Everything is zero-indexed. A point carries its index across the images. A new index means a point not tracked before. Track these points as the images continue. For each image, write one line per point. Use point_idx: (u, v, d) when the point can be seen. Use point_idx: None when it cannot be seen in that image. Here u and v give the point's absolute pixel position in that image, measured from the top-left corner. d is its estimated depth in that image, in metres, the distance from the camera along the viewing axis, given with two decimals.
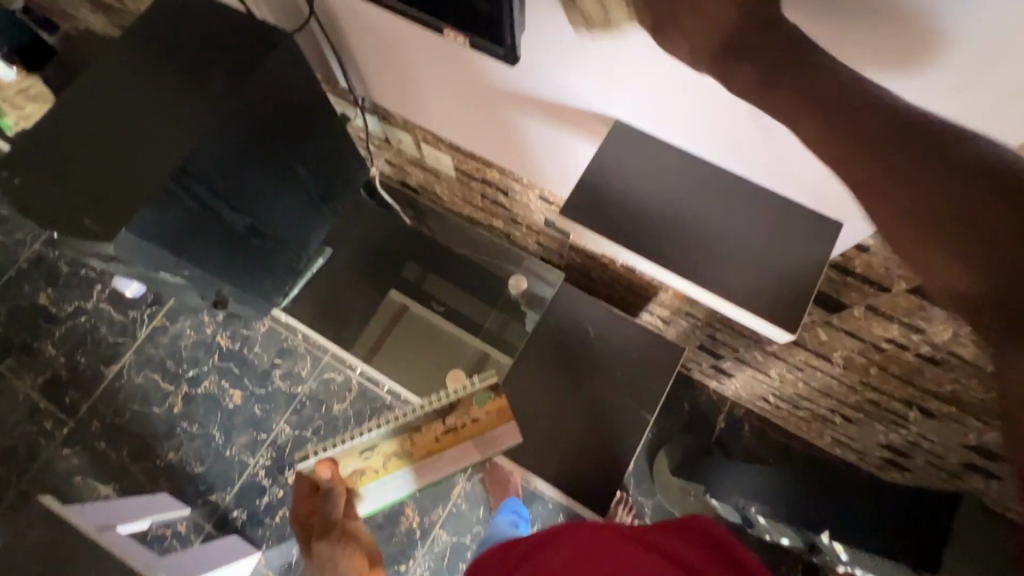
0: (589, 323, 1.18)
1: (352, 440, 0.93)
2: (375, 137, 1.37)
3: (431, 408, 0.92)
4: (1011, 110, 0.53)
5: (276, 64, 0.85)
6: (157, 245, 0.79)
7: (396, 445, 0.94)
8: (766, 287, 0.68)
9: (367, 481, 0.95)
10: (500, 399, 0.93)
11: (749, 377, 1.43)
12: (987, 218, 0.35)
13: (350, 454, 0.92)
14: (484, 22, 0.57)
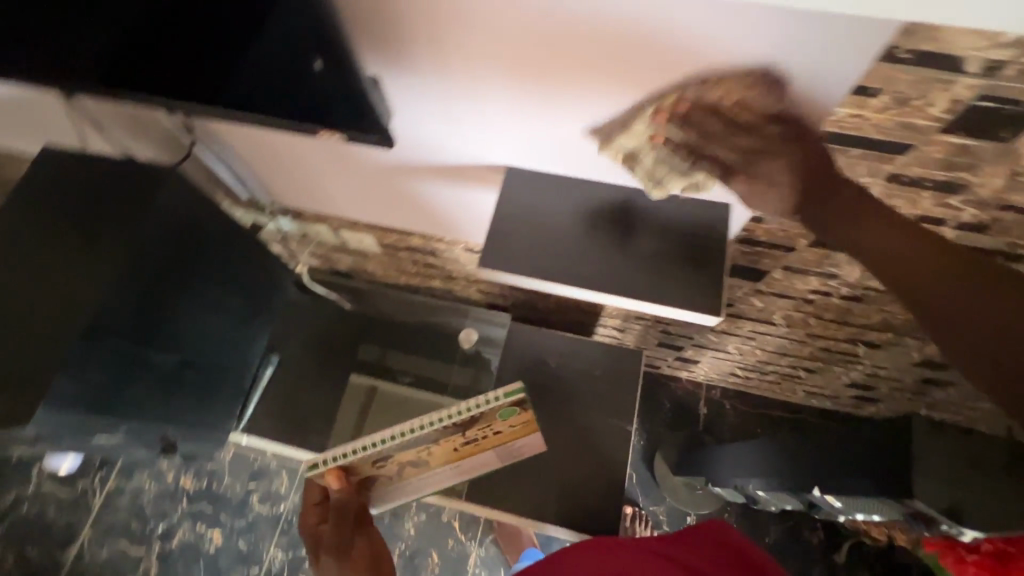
0: (548, 355, 1.20)
1: (368, 450, 0.75)
2: (293, 236, 1.37)
3: (451, 423, 0.74)
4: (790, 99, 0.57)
5: (168, 198, 0.85)
6: (78, 412, 0.76)
7: (412, 456, 0.80)
8: (685, 278, 0.71)
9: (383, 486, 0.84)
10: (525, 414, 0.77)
11: (713, 359, 1.48)
12: (943, 276, 0.53)
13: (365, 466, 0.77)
14: (354, 114, 0.61)
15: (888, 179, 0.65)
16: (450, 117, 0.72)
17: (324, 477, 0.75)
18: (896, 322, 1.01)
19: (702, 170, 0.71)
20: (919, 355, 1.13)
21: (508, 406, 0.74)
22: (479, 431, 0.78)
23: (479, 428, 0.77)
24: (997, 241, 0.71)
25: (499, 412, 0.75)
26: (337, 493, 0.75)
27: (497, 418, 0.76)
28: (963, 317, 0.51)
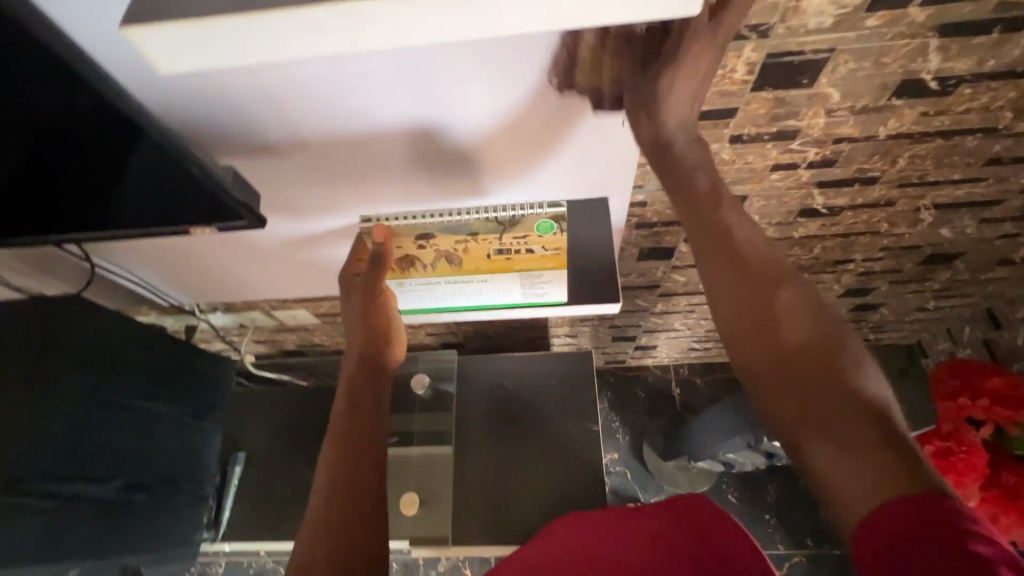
0: (504, 378, 1.21)
1: (428, 223, 0.79)
2: (230, 329, 1.36)
3: (497, 217, 0.74)
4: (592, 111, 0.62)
5: (75, 325, 0.83)
6: (16, 568, 0.72)
7: (456, 243, 0.78)
8: None
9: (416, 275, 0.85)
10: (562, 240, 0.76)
11: (667, 339, 1.52)
12: (764, 295, 0.52)
13: (410, 237, 0.79)
14: (216, 206, 0.63)
15: (732, 140, 0.71)
16: (318, 181, 0.74)
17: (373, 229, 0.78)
18: (806, 263, 1.06)
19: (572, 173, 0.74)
20: (842, 287, 1.19)
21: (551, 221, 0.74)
22: (513, 240, 0.76)
23: (515, 235, 0.76)
24: (849, 170, 0.77)
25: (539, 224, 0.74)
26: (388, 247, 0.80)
27: (529, 237, 0.76)
28: (775, 357, 0.49)
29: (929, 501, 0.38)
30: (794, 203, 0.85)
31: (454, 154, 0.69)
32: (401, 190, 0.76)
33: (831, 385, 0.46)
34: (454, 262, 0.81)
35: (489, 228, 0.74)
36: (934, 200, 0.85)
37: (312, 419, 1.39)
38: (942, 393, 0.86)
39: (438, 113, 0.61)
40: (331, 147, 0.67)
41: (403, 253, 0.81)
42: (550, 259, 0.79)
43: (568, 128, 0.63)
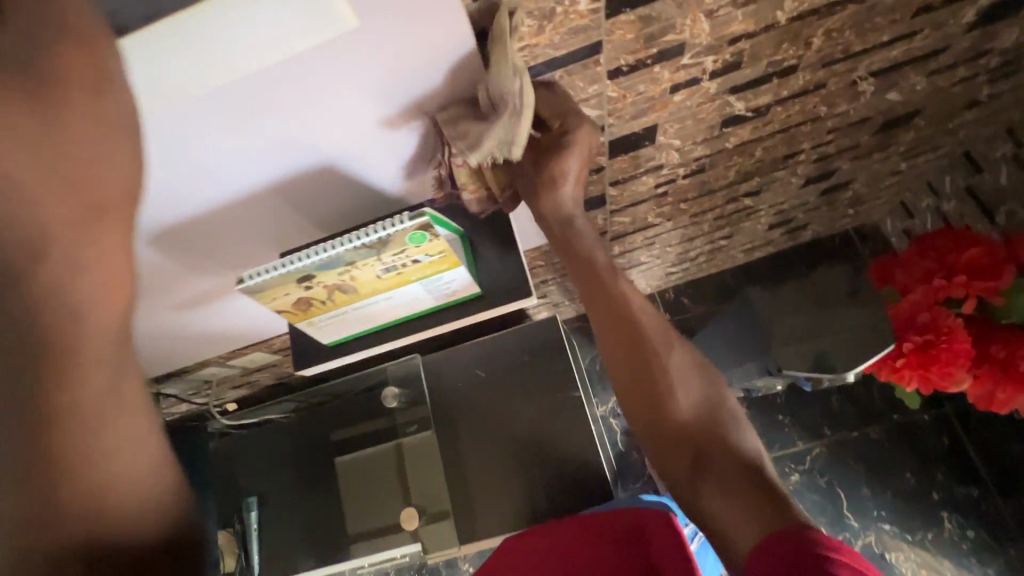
0: (475, 366, 1.17)
1: (317, 260, 0.51)
2: (194, 389, 1.30)
3: (364, 239, 0.49)
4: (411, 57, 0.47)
5: None
6: None
7: (338, 281, 0.54)
8: (493, 271, 0.66)
9: (320, 314, 0.58)
10: (445, 244, 0.52)
11: (640, 272, 1.44)
12: (654, 358, 0.63)
13: (306, 284, 0.53)
14: None
15: (612, 76, 0.60)
16: (160, 241, 0.63)
17: (262, 285, 0.52)
18: (752, 168, 0.96)
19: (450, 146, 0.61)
20: (803, 177, 1.09)
21: (425, 239, 0.51)
22: (393, 262, 0.53)
23: (395, 257, 0.52)
24: (759, 67, 0.66)
25: (410, 241, 0.50)
26: (283, 301, 0.55)
27: (406, 250, 0.51)
28: (665, 411, 0.61)
29: (792, 536, 0.46)
30: (712, 116, 0.75)
31: (303, 188, 0.60)
32: (258, 226, 0.64)
33: (713, 439, 0.59)
34: (350, 292, 0.55)
35: (356, 256, 0.51)
36: (869, 68, 0.74)
37: None
38: (917, 276, 0.79)
39: (226, 128, 0.49)
40: (162, 215, 0.59)
41: (294, 298, 0.55)
42: (440, 263, 0.54)
43: (396, 113, 0.53)
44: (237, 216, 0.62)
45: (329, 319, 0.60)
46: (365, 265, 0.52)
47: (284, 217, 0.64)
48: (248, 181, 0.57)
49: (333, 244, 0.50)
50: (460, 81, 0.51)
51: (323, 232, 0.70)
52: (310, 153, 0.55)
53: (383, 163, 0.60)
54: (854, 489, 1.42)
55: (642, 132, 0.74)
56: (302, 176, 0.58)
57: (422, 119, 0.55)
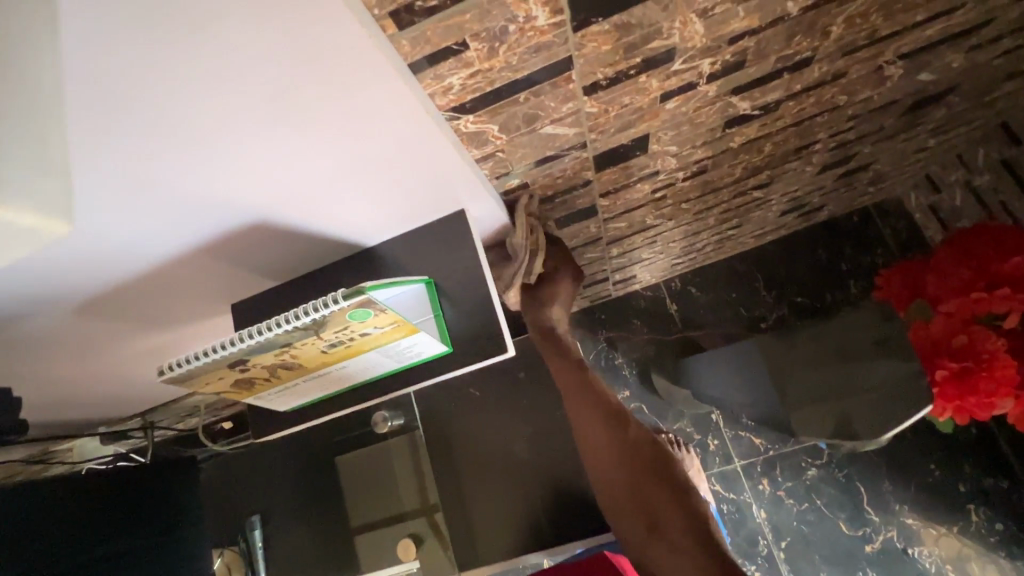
0: (469, 384, 1.11)
1: (243, 345, 0.43)
2: (182, 415, 1.25)
3: (295, 321, 0.42)
4: (318, 97, 0.38)
5: None
6: None
7: (276, 359, 0.46)
8: (465, 318, 0.58)
9: (268, 389, 0.52)
10: (393, 314, 0.44)
11: (643, 267, 1.35)
12: (608, 426, 0.71)
13: (241, 366, 0.46)
14: None
15: (589, 92, 0.50)
16: (87, 310, 0.56)
17: (189, 372, 0.45)
18: (761, 163, 0.86)
19: (399, 187, 0.52)
20: (818, 165, 0.98)
21: (369, 312, 0.43)
22: (337, 337, 0.45)
23: (337, 333, 0.45)
24: (766, 64, 0.56)
25: (350, 317, 0.43)
26: (218, 382, 0.48)
27: (349, 327, 0.44)
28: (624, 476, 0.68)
29: None
30: (713, 119, 0.65)
31: (235, 250, 0.53)
32: (194, 285, 0.57)
33: (661, 500, 0.66)
34: (295, 368, 0.48)
35: (290, 336, 0.43)
36: (898, 51, 0.62)
37: (301, 469, 1.33)
38: (951, 287, 0.70)
39: (113, 197, 0.41)
40: (78, 289, 0.52)
41: (231, 379, 0.48)
42: (392, 332, 0.47)
43: (321, 162, 0.45)
44: (167, 280, 0.55)
45: (280, 392, 0.53)
46: (303, 345, 0.45)
47: (220, 273, 0.56)
48: (167, 246, 0.49)
49: (260, 328, 0.42)
50: (388, 124, 0.43)
51: (273, 283, 0.62)
52: (228, 213, 0.47)
53: (322, 213, 0.52)
54: (874, 483, 1.35)
55: (632, 143, 0.64)
56: (228, 235, 0.50)
57: (356, 163, 0.46)
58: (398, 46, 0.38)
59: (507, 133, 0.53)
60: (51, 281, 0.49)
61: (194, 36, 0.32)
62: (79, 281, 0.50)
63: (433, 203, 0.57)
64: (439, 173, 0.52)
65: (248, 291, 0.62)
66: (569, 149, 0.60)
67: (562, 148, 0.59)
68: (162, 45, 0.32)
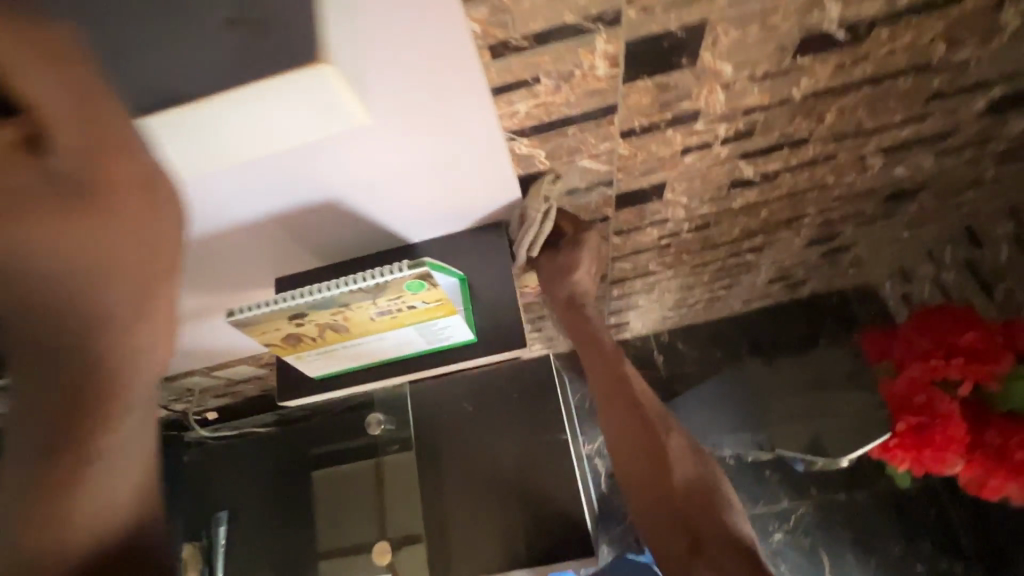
0: (461, 399, 1.15)
1: (311, 299, 0.50)
2: (173, 396, 1.26)
3: (361, 283, 0.49)
4: (432, 101, 0.48)
5: None
6: None
7: (330, 319, 0.53)
8: (489, 316, 0.65)
9: (310, 350, 0.57)
10: (442, 291, 0.51)
11: (638, 315, 1.44)
12: (648, 439, 0.74)
13: (299, 321, 0.52)
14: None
15: (625, 136, 0.60)
16: None
17: (255, 319, 0.51)
18: (757, 227, 0.96)
19: (458, 190, 0.61)
20: (806, 238, 1.09)
21: (422, 286, 0.50)
22: (388, 306, 0.52)
23: (391, 302, 0.52)
24: (770, 136, 0.67)
25: (407, 287, 0.50)
26: (273, 335, 0.54)
27: (401, 297, 0.51)
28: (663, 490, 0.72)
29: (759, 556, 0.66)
30: (721, 178, 0.75)
31: (303, 223, 0.60)
32: (256, 251, 0.64)
33: (710, 524, 0.69)
34: (342, 331, 0.55)
35: (351, 297, 0.50)
36: (879, 144, 0.74)
37: (281, 468, 1.33)
38: (916, 354, 0.78)
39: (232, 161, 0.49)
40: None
41: (284, 333, 0.54)
42: (435, 310, 0.54)
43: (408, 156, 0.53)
44: (237, 241, 0.61)
45: (317, 355, 0.59)
46: (357, 308, 0.52)
47: (284, 244, 0.63)
48: (251, 211, 0.56)
49: (328, 285, 0.49)
50: (471, 133, 0.52)
51: (320, 262, 0.69)
52: (315, 189, 0.55)
53: (389, 202, 0.60)
54: (838, 554, 1.39)
55: (650, 188, 0.74)
56: (307, 209, 0.58)
57: (433, 162, 0.55)
58: (487, 72, 0.47)
59: (550, 160, 0.62)
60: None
61: (421, 26, 0.41)
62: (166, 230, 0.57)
63: (479, 211, 0.65)
64: (492, 183, 0.61)
65: (298, 266, 0.69)
66: (598, 184, 0.69)
67: (593, 182, 0.69)
68: (393, 27, 0.40)
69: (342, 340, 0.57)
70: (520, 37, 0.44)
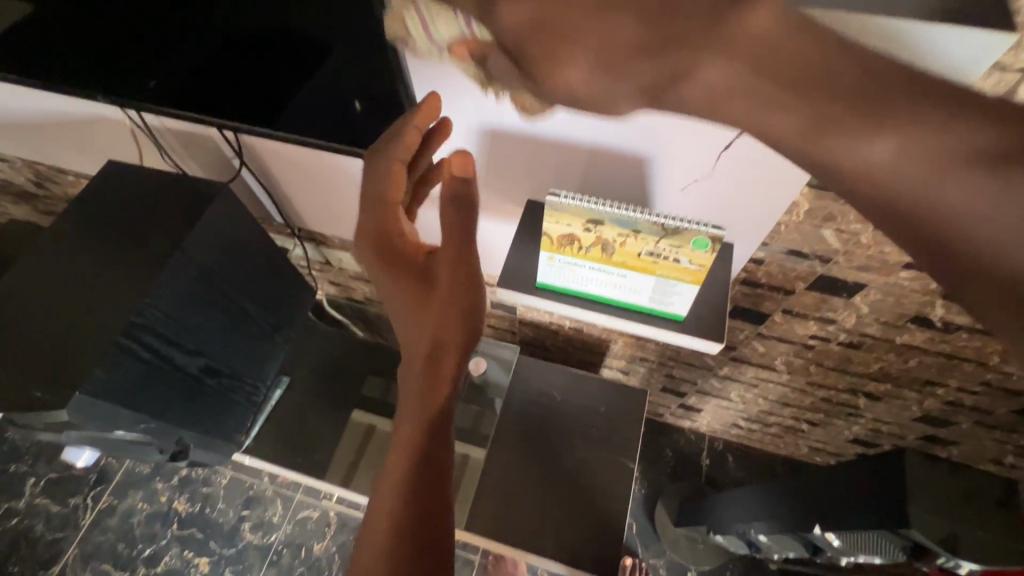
0: (552, 388, 1.27)
1: (614, 212, 0.61)
2: (316, 262, 1.37)
3: (662, 221, 0.60)
4: None
5: (214, 215, 0.89)
6: (111, 403, 0.78)
7: (613, 237, 0.64)
8: (704, 305, 0.72)
9: (568, 253, 0.68)
10: (709, 258, 0.61)
11: (716, 407, 1.49)
12: None
13: (590, 223, 0.63)
14: (389, 89, 0.67)
15: (878, 227, 0.71)
16: (470, 134, 0.77)
17: (567, 211, 0.63)
18: (896, 373, 1.03)
19: (730, 196, 0.73)
20: (922, 410, 1.14)
21: (696, 248, 0.61)
22: (666, 251, 0.62)
23: (668, 248, 0.62)
24: None
25: (686, 244, 0.61)
26: (563, 228, 0.65)
27: (681, 248, 0.62)
28: None
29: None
30: (912, 308, 0.84)
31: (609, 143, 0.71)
32: (540, 164, 0.77)
33: None
34: (610, 254, 0.65)
35: (648, 231, 0.61)
36: None
37: (357, 369, 1.43)
38: None
39: None
40: (502, 114, 0.72)
41: (568, 231, 0.65)
42: (689, 273, 0.64)
43: (728, 153, 0.67)
44: (537, 147, 0.75)
45: (563, 264, 0.70)
46: (640, 237, 0.62)
47: (567, 168, 0.77)
48: (578, 130, 0.70)
49: (630, 208, 0.61)
50: (787, 163, 0.66)
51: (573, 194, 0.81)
52: (638, 138, 0.69)
53: (675, 177, 0.73)
54: None
55: (849, 285, 0.83)
56: (617, 149, 0.71)
57: (740, 168, 0.69)
58: None
59: (805, 216, 0.73)
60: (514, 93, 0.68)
61: None
62: (509, 114, 0.71)
63: (725, 222, 0.78)
64: (759, 206, 0.73)
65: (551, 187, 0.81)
66: (818, 257, 0.79)
67: (816, 251, 0.78)
68: None
69: (600, 260, 0.67)
70: None
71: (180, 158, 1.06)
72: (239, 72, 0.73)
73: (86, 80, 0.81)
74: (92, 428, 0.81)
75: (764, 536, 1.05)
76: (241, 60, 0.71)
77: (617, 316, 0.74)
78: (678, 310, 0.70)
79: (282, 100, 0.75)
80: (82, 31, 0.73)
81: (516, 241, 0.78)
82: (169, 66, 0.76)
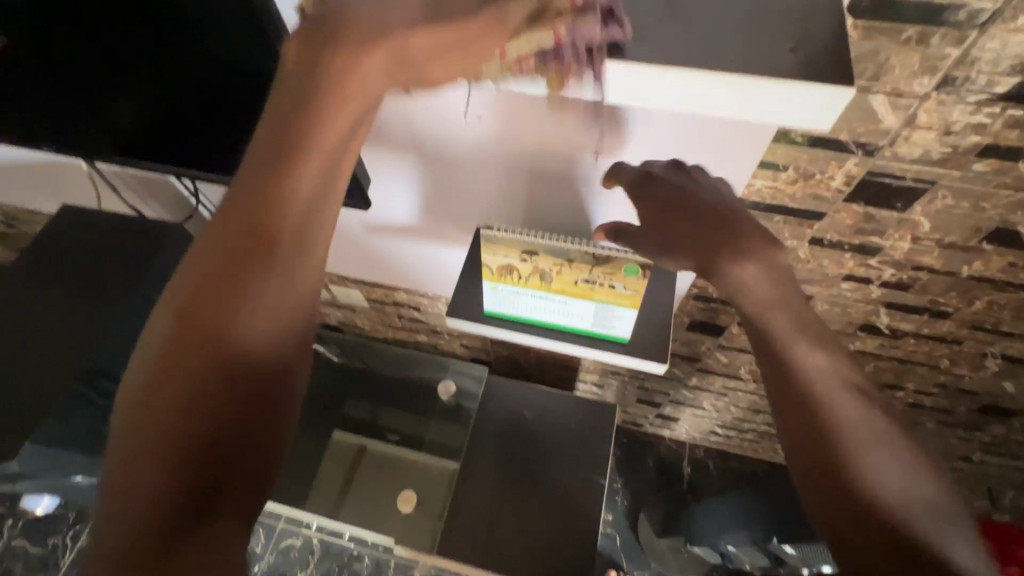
0: (524, 406, 1.28)
1: (549, 242, 0.62)
2: None
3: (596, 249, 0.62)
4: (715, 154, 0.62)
5: (169, 255, 0.89)
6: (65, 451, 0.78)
7: (549, 267, 0.65)
8: (650, 328, 0.73)
9: (510, 282, 0.69)
10: (643, 283, 0.63)
11: (692, 416, 1.50)
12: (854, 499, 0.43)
13: (527, 253, 0.64)
14: None
15: (813, 242, 0.72)
16: (404, 168, 0.78)
17: (504, 243, 0.64)
18: None
19: None
20: None
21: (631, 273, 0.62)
22: (601, 277, 0.64)
23: (604, 274, 0.63)
24: (923, 298, 0.77)
25: (620, 270, 0.62)
26: (502, 258, 0.66)
27: (614, 275, 0.63)
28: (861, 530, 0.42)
29: None
30: (859, 316, 0.85)
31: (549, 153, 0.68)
32: (474, 189, 0.79)
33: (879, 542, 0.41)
34: (549, 282, 0.67)
35: (582, 260, 0.63)
36: (1004, 349, 0.85)
37: (336, 390, 1.44)
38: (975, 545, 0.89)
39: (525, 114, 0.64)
40: (429, 146, 0.73)
41: (506, 262, 0.66)
42: (626, 298, 0.66)
43: None
44: (468, 174, 0.76)
45: (507, 292, 0.71)
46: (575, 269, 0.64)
47: (500, 192, 0.77)
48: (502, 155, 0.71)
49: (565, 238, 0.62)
50: None
51: (515, 217, 0.81)
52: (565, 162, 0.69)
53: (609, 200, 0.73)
54: None
55: None
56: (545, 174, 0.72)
57: None
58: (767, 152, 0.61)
59: None
60: (447, 131, 0.69)
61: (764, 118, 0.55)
62: (434, 145, 0.73)
63: None
64: None
65: (489, 211, 0.82)
66: None
67: None
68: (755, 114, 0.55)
69: (540, 288, 0.68)
70: (801, 135, 0.58)
71: (138, 201, 1.06)
72: (186, 116, 0.74)
73: (31, 130, 0.81)
74: (49, 474, 0.82)
75: (732, 547, 1.07)
76: (183, 105, 0.72)
77: (563, 342, 0.74)
78: (623, 333, 0.71)
79: (228, 144, 0.76)
80: (27, 82, 0.74)
81: (462, 271, 0.78)
82: (113, 114, 0.77)
